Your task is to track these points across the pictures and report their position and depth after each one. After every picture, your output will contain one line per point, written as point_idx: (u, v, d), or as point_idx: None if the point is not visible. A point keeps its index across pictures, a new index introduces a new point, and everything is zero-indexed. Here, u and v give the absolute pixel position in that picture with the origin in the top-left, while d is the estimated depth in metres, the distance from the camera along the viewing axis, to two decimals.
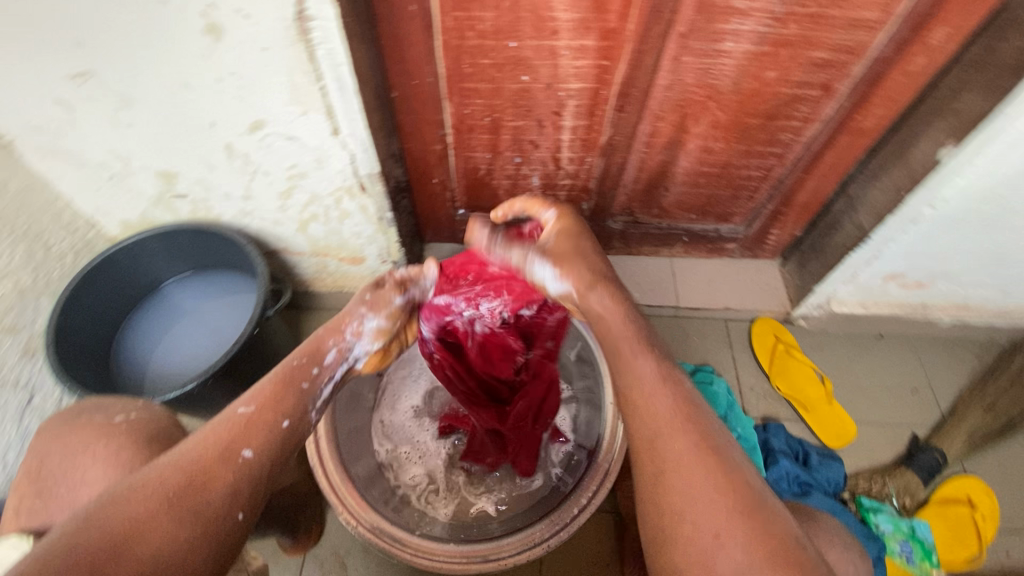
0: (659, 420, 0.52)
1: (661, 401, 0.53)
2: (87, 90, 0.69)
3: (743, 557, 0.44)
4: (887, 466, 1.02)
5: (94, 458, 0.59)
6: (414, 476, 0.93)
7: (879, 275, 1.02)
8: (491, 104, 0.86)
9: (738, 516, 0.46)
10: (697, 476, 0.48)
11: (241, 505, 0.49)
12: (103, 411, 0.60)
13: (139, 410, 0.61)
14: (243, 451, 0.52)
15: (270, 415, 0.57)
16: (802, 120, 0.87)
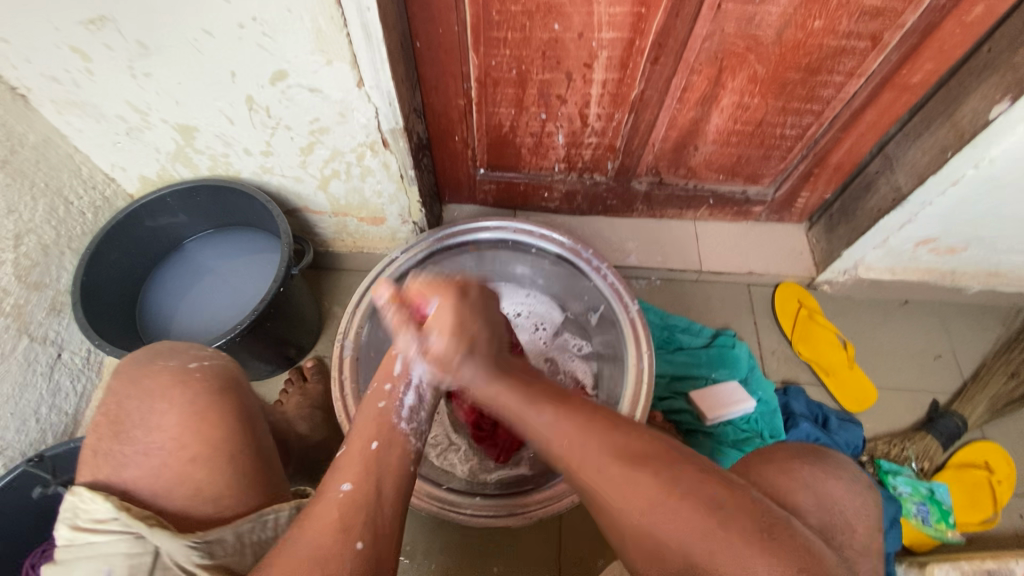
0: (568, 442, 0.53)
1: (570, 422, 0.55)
2: (104, 37, 0.66)
3: (688, 529, 0.47)
4: (906, 430, 1.02)
5: (171, 405, 0.54)
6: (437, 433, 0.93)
7: (911, 240, 0.99)
8: (519, 56, 0.82)
9: (669, 492, 0.48)
10: (621, 475, 0.50)
11: (358, 533, 0.50)
12: (170, 360, 0.58)
13: (204, 362, 0.59)
14: (344, 486, 0.52)
15: (364, 439, 0.56)
16: (845, 75, 0.83)
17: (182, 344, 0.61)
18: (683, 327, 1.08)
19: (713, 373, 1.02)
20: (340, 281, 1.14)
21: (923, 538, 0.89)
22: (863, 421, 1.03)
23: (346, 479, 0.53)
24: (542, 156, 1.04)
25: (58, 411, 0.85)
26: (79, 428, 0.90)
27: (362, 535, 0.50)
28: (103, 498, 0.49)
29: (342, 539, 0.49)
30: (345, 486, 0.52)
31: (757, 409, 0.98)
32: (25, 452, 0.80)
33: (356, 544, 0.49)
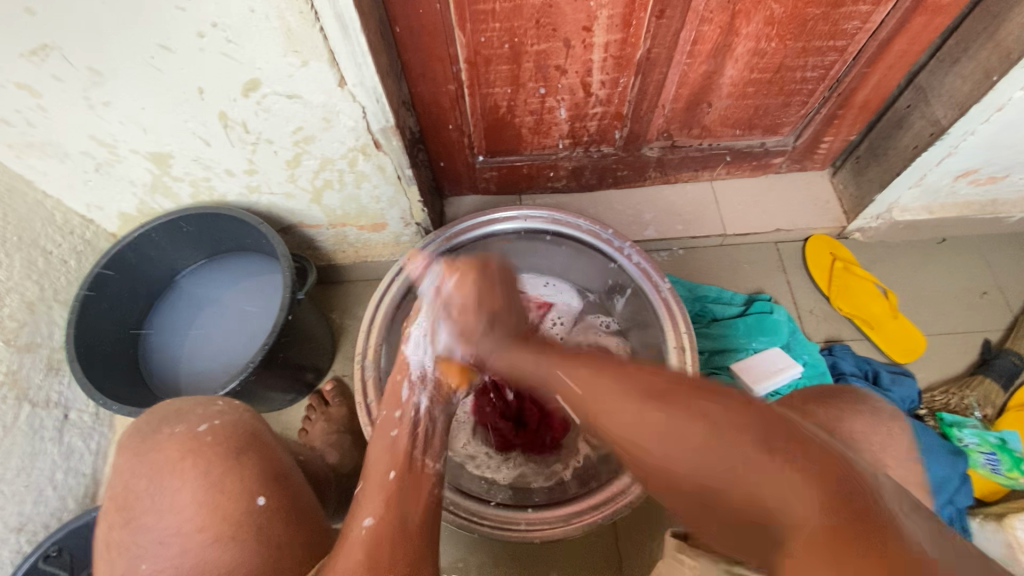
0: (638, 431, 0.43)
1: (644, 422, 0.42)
2: (51, 68, 0.59)
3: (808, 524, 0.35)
4: (961, 375, 0.98)
5: (180, 482, 0.53)
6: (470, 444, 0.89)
7: (950, 175, 0.92)
8: (511, 28, 0.75)
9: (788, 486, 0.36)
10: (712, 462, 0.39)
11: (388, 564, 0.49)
12: (178, 424, 0.56)
13: (218, 420, 0.57)
14: (366, 521, 0.52)
15: (381, 471, 0.57)
16: (872, 3, 0.74)
17: (188, 404, 0.59)
18: (714, 297, 1.02)
19: (754, 343, 0.96)
20: (349, 294, 1.08)
21: (993, 487, 0.85)
22: (914, 372, 0.98)
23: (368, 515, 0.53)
24: (544, 135, 0.96)
25: (75, 474, 0.81)
26: (101, 486, 0.85)
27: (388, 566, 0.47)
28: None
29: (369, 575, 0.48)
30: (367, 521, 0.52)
31: (805, 373, 0.93)
32: (48, 523, 0.76)
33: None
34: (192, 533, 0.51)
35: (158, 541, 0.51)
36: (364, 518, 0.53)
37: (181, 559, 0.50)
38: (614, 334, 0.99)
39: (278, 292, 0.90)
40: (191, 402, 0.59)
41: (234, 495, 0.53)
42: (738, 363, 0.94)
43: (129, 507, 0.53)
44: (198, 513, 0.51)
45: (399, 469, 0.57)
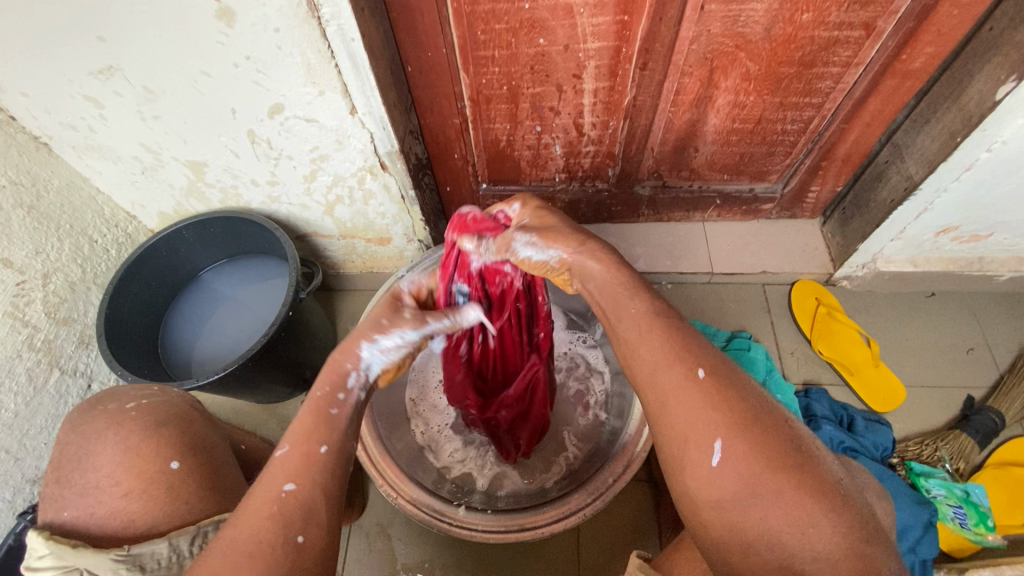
0: (684, 411, 0.51)
1: (701, 409, 0.51)
2: (113, 85, 0.71)
3: (802, 518, 0.46)
4: (940, 429, 0.98)
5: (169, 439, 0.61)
6: (453, 452, 0.92)
7: (930, 229, 0.95)
8: (508, 72, 0.84)
9: (796, 485, 0.47)
10: (738, 442, 0.49)
11: (301, 528, 0.49)
12: (111, 403, 0.65)
13: (145, 399, 0.66)
14: (286, 486, 0.50)
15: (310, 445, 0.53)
16: (841, 65, 0.81)
17: (122, 389, 0.69)
18: (697, 331, 1.06)
19: None
20: (354, 301, 1.17)
21: (962, 542, 0.85)
22: (892, 422, 0.98)
23: (291, 479, 0.51)
24: (542, 168, 1.05)
25: None
26: None
27: (309, 530, 0.49)
28: (35, 535, 0.55)
29: (285, 535, 0.48)
30: (289, 486, 0.50)
31: None
32: None
33: (296, 538, 0.48)
34: (172, 483, 0.58)
35: (79, 492, 0.59)
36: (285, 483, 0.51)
37: (156, 506, 0.57)
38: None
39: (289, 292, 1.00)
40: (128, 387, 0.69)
41: (168, 462, 0.60)
42: None
43: (63, 467, 0.61)
44: (175, 472, 0.59)
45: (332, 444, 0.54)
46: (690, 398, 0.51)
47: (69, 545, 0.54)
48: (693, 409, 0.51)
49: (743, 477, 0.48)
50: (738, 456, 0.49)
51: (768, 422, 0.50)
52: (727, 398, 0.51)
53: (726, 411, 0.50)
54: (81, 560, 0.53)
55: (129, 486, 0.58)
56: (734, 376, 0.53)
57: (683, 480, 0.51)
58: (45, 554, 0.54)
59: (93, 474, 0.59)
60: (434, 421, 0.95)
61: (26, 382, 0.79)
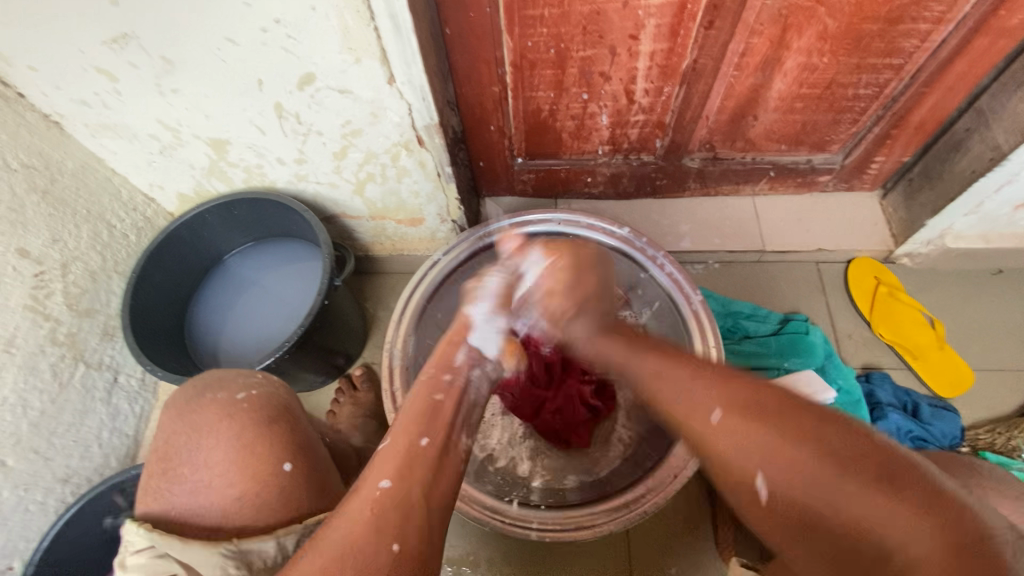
0: (724, 437, 0.48)
1: (735, 421, 0.47)
2: (128, 55, 0.64)
3: (885, 514, 0.39)
4: (1010, 415, 0.92)
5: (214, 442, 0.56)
6: (500, 441, 0.89)
7: (1008, 204, 0.88)
8: (558, 34, 0.76)
9: (866, 482, 0.40)
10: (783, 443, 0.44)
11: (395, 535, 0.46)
12: (221, 391, 0.60)
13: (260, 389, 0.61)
14: (382, 482, 0.49)
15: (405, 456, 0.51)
16: (932, 21, 0.72)
17: (229, 374, 0.63)
18: (748, 314, 1.00)
19: (786, 363, 0.93)
20: (384, 284, 1.12)
21: None
22: (958, 408, 0.93)
23: (386, 475, 0.50)
24: (584, 140, 0.97)
25: (119, 434, 0.87)
26: (141, 449, 0.91)
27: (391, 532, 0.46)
28: (136, 529, 0.50)
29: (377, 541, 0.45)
30: (384, 482, 0.49)
31: (839, 399, 0.90)
32: (90, 477, 0.81)
33: (392, 545, 0.46)
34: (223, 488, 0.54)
35: (191, 491, 0.54)
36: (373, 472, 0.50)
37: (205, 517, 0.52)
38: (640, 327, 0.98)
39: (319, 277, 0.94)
40: (234, 372, 0.64)
41: (282, 463, 0.56)
42: (768, 383, 0.91)
43: (172, 459, 0.56)
44: (284, 473, 0.55)
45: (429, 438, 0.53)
46: (711, 417, 0.49)
47: (171, 536, 0.49)
48: (723, 427, 0.48)
49: (789, 476, 0.43)
50: (781, 452, 0.44)
51: (819, 414, 0.45)
52: (754, 407, 0.47)
53: (758, 409, 0.47)
54: (186, 551, 0.48)
55: (243, 488, 0.54)
56: (748, 388, 0.49)
57: (744, 500, 0.47)
58: (141, 547, 0.48)
59: (206, 472, 0.55)
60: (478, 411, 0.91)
61: (52, 378, 0.75)
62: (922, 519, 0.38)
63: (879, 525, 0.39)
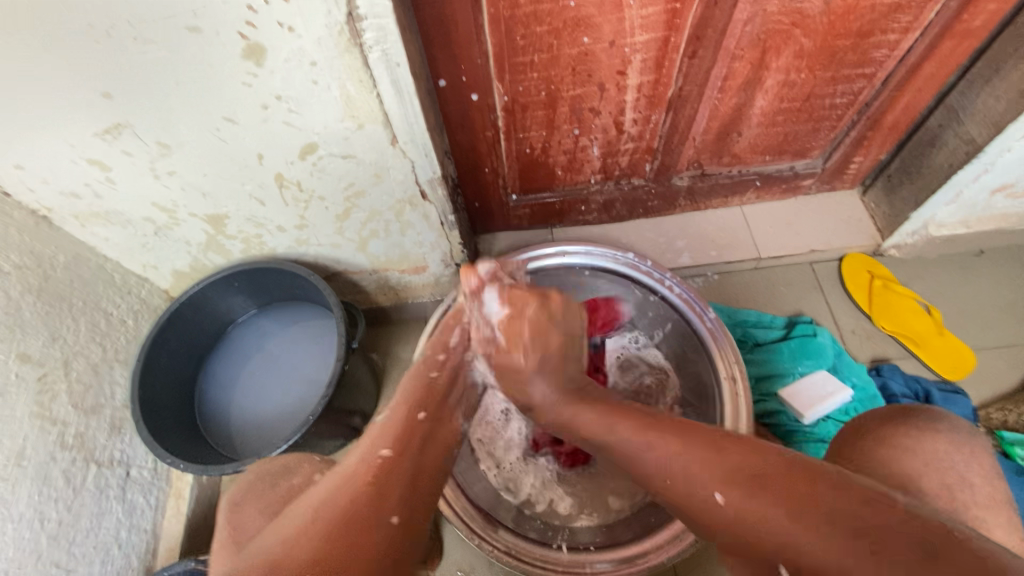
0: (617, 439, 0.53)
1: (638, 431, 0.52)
2: (122, 144, 0.62)
3: (748, 505, 0.43)
4: (1014, 390, 0.96)
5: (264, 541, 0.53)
6: (532, 486, 0.87)
7: (986, 190, 0.92)
8: (548, 76, 0.77)
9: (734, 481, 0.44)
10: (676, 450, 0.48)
11: (393, 508, 0.46)
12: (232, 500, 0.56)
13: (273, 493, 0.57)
14: (383, 451, 0.50)
15: (409, 411, 0.57)
16: (900, 31, 0.76)
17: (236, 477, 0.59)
18: (755, 321, 1.02)
19: (799, 367, 0.95)
20: (388, 334, 1.10)
21: None
22: (966, 389, 0.96)
23: (386, 446, 0.51)
24: (577, 172, 0.99)
25: (137, 530, 0.82)
26: (161, 541, 0.86)
27: (387, 443, 0.51)
28: None
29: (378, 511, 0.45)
30: (385, 451, 0.50)
31: (856, 397, 0.92)
32: None
33: (391, 518, 0.45)
34: None
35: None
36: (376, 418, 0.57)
37: None
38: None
39: (330, 339, 0.93)
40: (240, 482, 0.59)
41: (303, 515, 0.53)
42: (787, 389, 0.92)
43: None
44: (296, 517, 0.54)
45: (429, 411, 0.58)
46: (654, 445, 0.50)
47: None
48: (636, 445, 0.51)
49: (733, 502, 0.44)
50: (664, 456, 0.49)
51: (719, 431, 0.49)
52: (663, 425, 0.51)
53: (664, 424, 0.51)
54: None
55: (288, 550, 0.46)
56: (679, 413, 0.52)
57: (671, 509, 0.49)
58: None
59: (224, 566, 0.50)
60: (506, 459, 0.89)
61: (65, 484, 0.71)
62: (805, 522, 0.40)
63: (752, 520, 0.42)
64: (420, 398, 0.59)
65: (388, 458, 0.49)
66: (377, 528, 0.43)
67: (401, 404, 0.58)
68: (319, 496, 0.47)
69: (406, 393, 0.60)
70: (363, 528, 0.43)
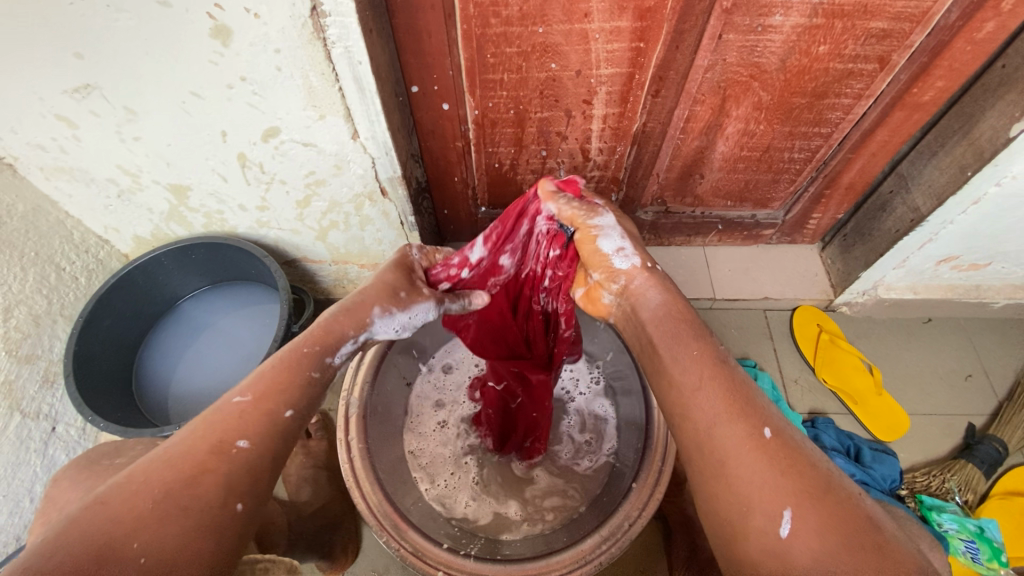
0: (747, 468, 0.46)
1: (760, 471, 0.46)
2: (90, 104, 0.65)
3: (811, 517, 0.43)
4: (944, 457, 0.98)
5: None
6: (467, 504, 0.86)
7: (932, 259, 0.95)
8: (517, 96, 0.80)
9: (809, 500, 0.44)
10: (755, 460, 0.46)
11: (241, 495, 0.46)
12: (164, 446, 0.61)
13: None
14: (240, 442, 0.48)
15: (275, 404, 0.51)
16: (853, 97, 0.80)
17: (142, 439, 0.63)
18: None
19: None
20: None
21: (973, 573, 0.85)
22: (897, 451, 0.98)
23: (245, 435, 0.48)
24: None
25: None
26: None
27: (247, 434, 0.48)
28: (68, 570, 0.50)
29: (222, 499, 0.45)
30: (242, 442, 0.48)
31: None
32: (19, 535, 0.77)
33: (235, 506, 0.45)
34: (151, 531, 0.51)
35: None
36: (234, 394, 0.51)
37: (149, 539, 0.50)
38: (601, 394, 0.96)
39: (276, 320, 0.94)
40: None
41: None
42: None
43: None
44: None
45: None
46: (749, 457, 0.46)
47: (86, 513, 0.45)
48: (753, 466, 0.46)
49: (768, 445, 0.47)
50: (753, 474, 0.46)
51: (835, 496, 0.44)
52: (768, 480, 0.45)
53: (790, 472, 0.45)
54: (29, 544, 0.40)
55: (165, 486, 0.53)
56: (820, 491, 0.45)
57: (731, 496, 0.46)
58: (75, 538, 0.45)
59: None
60: (440, 476, 0.89)
61: None
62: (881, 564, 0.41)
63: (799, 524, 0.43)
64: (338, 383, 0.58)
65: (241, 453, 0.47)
66: (213, 515, 0.44)
67: (264, 382, 0.52)
68: (162, 475, 0.44)
69: (268, 377, 0.52)
70: (203, 523, 0.43)
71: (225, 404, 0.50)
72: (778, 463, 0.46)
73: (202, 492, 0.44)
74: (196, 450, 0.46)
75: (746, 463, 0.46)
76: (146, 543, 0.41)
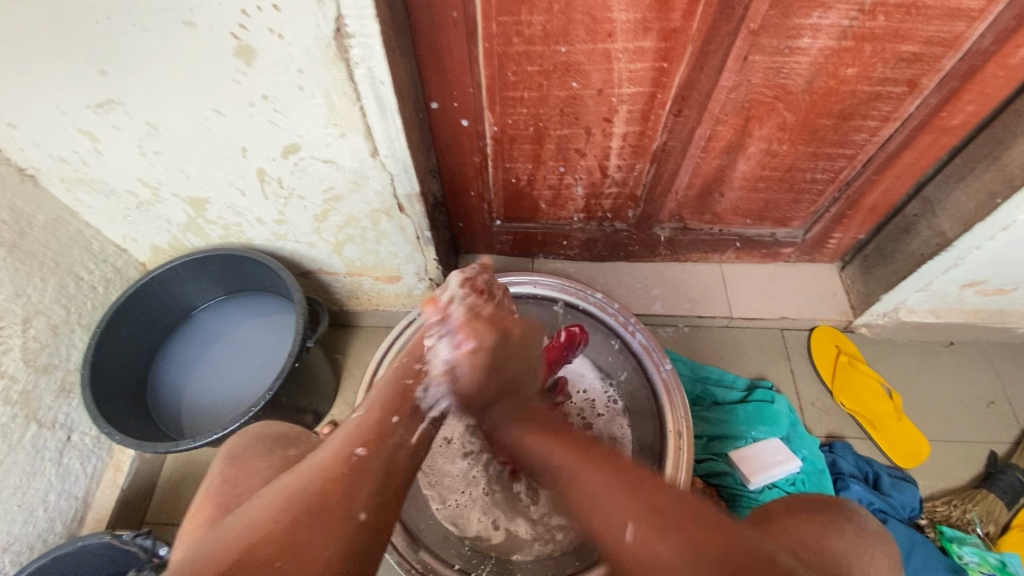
0: (590, 477, 0.50)
1: (604, 487, 0.49)
2: (113, 119, 0.65)
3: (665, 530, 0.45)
4: (966, 486, 0.96)
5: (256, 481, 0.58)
6: (479, 521, 0.83)
7: (956, 283, 0.93)
8: (536, 114, 0.80)
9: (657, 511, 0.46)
10: (594, 470, 0.50)
11: (361, 505, 0.48)
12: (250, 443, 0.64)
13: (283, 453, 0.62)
14: (357, 450, 0.51)
15: (383, 414, 0.58)
16: (880, 119, 0.78)
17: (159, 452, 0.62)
18: (716, 378, 1.03)
19: (753, 431, 0.95)
20: (356, 338, 1.11)
21: None
22: (917, 479, 0.96)
23: (362, 444, 0.52)
24: (560, 208, 1.01)
25: (66, 496, 0.83)
26: (90, 511, 0.87)
27: (363, 442, 0.52)
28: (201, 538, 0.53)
29: (345, 509, 0.47)
30: (360, 450, 0.52)
31: (804, 469, 0.91)
32: (33, 543, 0.78)
33: (359, 515, 0.47)
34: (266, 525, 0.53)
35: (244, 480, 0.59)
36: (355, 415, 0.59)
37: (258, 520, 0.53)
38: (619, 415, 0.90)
39: (289, 332, 0.94)
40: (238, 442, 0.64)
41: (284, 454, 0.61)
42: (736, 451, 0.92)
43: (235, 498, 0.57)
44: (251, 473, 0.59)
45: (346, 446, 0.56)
46: (592, 468, 0.51)
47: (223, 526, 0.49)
48: (596, 476, 0.50)
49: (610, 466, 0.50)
50: (593, 483, 0.49)
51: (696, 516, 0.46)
52: (615, 486, 0.48)
53: (627, 482, 0.49)
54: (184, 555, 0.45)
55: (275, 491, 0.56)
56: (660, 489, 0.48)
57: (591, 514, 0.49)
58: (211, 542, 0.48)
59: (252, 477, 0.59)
60: (450, 494, 0.85)
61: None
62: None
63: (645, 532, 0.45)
64: (392, 403, 0.60)
65: (359, 458, 0.51)
66: (341, 522, 0.46)
67: (377, 405, 0.60)
68: (296, 483, 0.49)
69: (379, 398, 0.61)
70: (333, 529, 0.45)
71: (348, 422, 0.57)
72: (614, 475, 0.49)
73: (330, 497, 0.47)
74: (327, 462, 0.50)
75: (586, 473, 0.50)
76: (279, 549, 0.44)
